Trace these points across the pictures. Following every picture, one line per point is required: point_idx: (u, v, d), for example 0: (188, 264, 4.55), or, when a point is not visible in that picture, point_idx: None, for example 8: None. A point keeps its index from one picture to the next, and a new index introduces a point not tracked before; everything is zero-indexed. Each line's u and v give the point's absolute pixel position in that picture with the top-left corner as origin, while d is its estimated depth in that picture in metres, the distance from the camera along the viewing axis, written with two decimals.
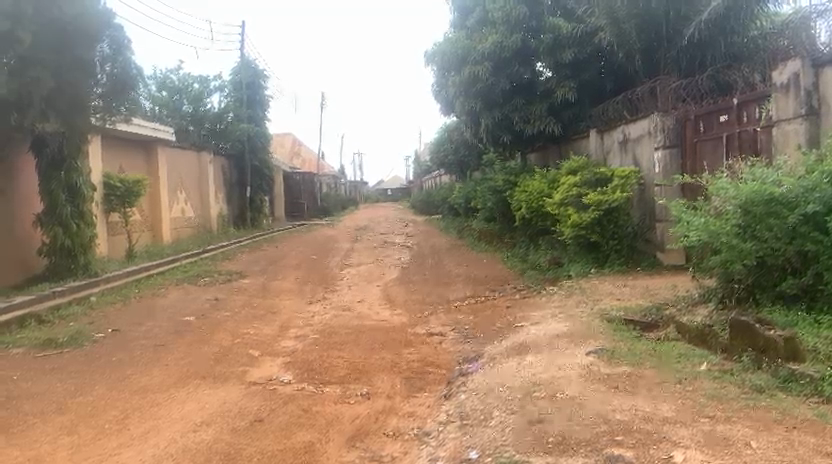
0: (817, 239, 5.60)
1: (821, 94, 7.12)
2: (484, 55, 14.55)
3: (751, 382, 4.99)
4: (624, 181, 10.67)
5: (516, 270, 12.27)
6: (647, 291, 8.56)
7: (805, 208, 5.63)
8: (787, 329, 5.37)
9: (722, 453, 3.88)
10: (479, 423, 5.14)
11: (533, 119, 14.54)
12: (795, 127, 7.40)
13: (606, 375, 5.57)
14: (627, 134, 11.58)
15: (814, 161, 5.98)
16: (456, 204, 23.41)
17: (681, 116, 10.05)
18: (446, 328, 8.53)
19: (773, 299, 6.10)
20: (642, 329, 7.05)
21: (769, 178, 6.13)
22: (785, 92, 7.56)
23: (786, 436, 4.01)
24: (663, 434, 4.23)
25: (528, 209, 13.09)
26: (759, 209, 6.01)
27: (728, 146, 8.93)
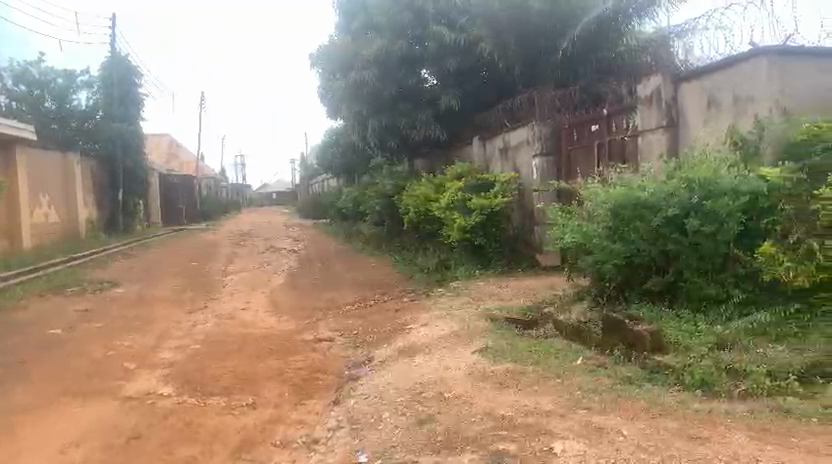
0: (678, 240, 6.14)
1: (678, 108, 7.82)
2: (370, 59, 14.58)
3: (622, 374, 5.34)
4: (506, 187, 11.10)
5: (404, 273, 12.39)
6: (528, 290, 8.95)
7: (667, 212, 6.16)
8: (653, 323, 5.85)
9: (597, 441, 4.13)
10: (369, 427, 5.15)
11: (419, 124, 14.77)
12: (657, 138, 8.05)
13: (491, 373, 5.76)
14: (508, 142, 12.08)
15: (673, 169, 6.56)
16: (344, 207, 23.25)
17: (556, 125, 10.62)
18: (335, 333, 8.46)
19: (641, 295, 6.60)
20: (523, 327, 7.36)
21: (635, 183, 6.59)
22: (648, 105, 8.25)
23: (651, 423, 4.34)
24: (543, 427, 4.44)
25: (415, 213, 13.27)
26: (627, 212, 6.47)
27: (599, 154, 9.55)
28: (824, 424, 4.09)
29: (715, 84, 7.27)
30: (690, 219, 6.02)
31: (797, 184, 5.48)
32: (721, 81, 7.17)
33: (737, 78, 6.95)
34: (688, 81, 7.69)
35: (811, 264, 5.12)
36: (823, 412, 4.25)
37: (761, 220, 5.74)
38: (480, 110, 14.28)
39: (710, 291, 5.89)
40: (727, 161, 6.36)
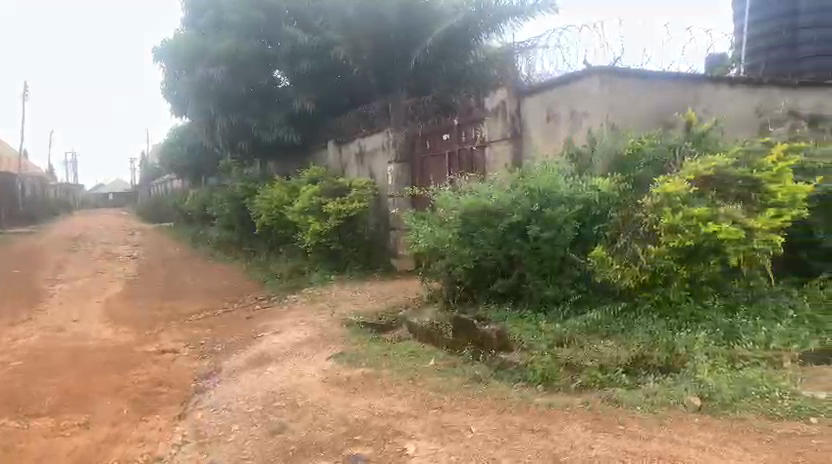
0: (521, 245, 6.50)
1: (522, 121, 8.28)
2: (219, 57, 14.03)
3: (471, 372, 5.56)
4: (361, 192, 11.13)
5: (255, 280, 12.00)
6: (384, 295, 9.06)
7: (511, 218, 6.51)
8: (500, 324, 6.14)
9: (447, 439, 4.27)
10: (217, 440, 4.93)
11: (272, 126, 14.41)
12: (503, 148, 8.48)
13: (346, 378, 5.75)
14: (363, 148, 12.15)
15: (517, 178, 6.91)
16: (191, 210, 22.14)
17: (410, 133, 10.85)
18: (180, 344, 7.99)
19: (488, 297, 6.90)
20: (379, 331, 7.43)
21: (483, 191, 6.88)
22: (495, 117, 8.66)
23: (498, 418, 4.56)
24: (397, 429, 4.50)
25: (267, 217, 12.94)
26: (475, 217, 6.72)
27: (449, 162, 9.91)
28: (646, 411, 4.49)
29: (555, 100, 7.81)
30: (532, 225, 6.39)
31: (622, 194, 6.30)
32: (559, 98, 7.74)
33: (574, 95, 7.60)
34: (530, 96, 8.16)
35: (637, 264, 5.79)
36: (646, 400, 4.63)
37: (593, 227, 6.32)
38: (334, 115, 14.22)
39: (549, 292, 6.31)
40: (564, 170, 6.83)
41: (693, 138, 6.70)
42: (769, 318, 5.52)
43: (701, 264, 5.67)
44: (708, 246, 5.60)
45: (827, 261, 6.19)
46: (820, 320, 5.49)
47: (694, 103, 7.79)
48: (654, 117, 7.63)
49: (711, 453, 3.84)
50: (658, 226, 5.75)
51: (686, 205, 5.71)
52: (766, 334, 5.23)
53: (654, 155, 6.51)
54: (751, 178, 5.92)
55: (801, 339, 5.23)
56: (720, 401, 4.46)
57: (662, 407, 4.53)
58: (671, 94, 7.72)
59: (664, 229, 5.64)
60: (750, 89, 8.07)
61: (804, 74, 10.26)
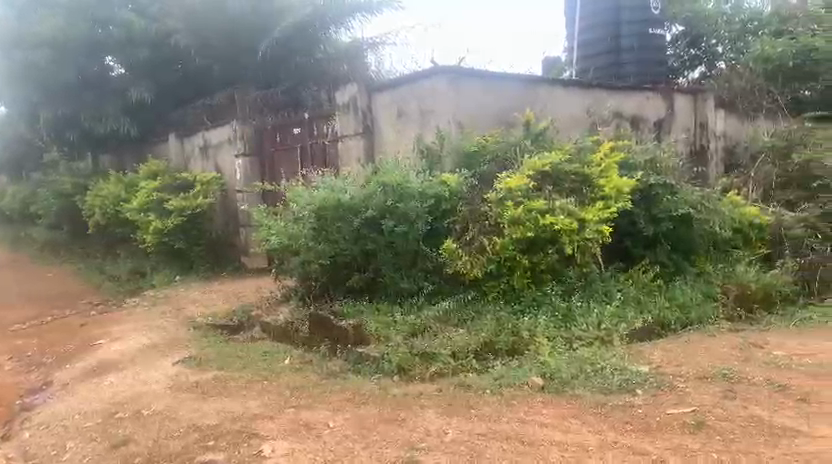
0: (375, 240, 6.55)
1: (373, 116, 8.34)
2: (40, 40, 12.72)
3: (328, 369, 5.53)
4: (207, 187, 10.65)
5: (88, 284, 11.05)
6: (234, 294, 8.75)
7: (365, 214, 6.53)
8: (356, 318, 6.17)
9: (305, 437, 4.21)
10: (50, 460, 4.50)
11: (104, 117, 13.20)
12: (355, 143, 8.50)
13: (196, 383, 5.48)
14: (208, 141, 11.56)
15: (370, 174, 6.94)
16: (10, 209, 19.93)
17: (258, 126, 10.52)
18: (1, 358, 7.17)
19: (344, 293, 6.88)
20: (230, 332, 7.14)
21: (337, 186, 6.85)
22: (346, 111, 8.66)
23: (355, 412, 4.58)
24: (252, 431, 4.37)
25: (102, 215, 11.98)
26: (329, 213, 6.71)
27: (301, 157, 9.76)
28: (496, 393, 4.74)
29: (405, 97, 7.98)
30: (386, 220, 6.45)
31: (469, 189, 6.59)
32: (408, 95, 7.92)
33: (422, 93, 7.84)
34: (380, 91, 8.23)
35: (484, 255, 6.12)
36: (495, 383, 4.89)
37: (444, 221, 6.54)
38: (175, 106, 13.43)
39: (404, 285, 6.41)
40: (414, 167, 7.00)
41: (532, 136, 7.13)
42: (601, 300, 6.03)
43: (541, 253, 6.09)
44: (547, 237, 6.04)
45: (646, 248, 6.80)
46: (643, 301, 6.08)
47: (532, 102, 8.31)
48: (496, 115, 8.06)
49: (553, 428, 4.14)
50: (502, 219, 6.11)
51: (527, 198, 6.13)
52: (598, 316, 5.72)
53: (497, 153, 6.89)
54: (583, 173, 6.45)
55: (628, 320, 5.78)
56: (559, 380, 4.81)
57: (508, 387, 4.81)
58: (512, 94, 8.19)
59: (507, 222, 6.02)
60: (582, 90, 8.73)
61: (627, 77, 11.33)
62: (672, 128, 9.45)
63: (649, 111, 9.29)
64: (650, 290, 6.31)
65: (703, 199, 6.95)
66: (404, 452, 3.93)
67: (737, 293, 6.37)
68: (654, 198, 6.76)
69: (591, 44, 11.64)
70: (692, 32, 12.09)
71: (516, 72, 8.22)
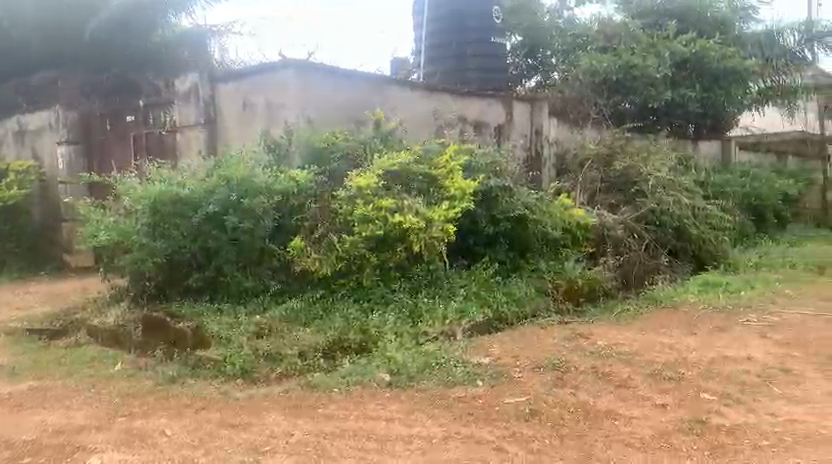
0: (217, 237, 6.24)
1: (216, 107, 7.80)
2: None
3: (164, 374, 5.18)
4: (23, 176, 9.68)
5: None
6: (55, 296, 7.94)
7: (206, 209, 6.21)
8: (195, 319, 5.85)
9: (138, 448, 3.92)
10: None
11: None
12: (196, 135, 7.98)
13: (9, 394, 4.89)
14: (25, 125, 10.34)
15: (212, 168, 6.61)
16: None
17: (85, 112, 9.65)
18: None
19: (182, 293, 6.49)
20: (49, 337, 6.46)
21: (175, 180, 6.46)
22: (186, 100, 8.12)
23: (195, 418, 4.34)
24: (77, 445, 3.97)
25: None
26: (165, 209, 6.30)
27: (135, 147, 9.12)
28: (343, 391, 4.72)
29: (250, 89, 7.71)
30: (229, 216, 6.17)
31: (317, 186, 6.49)
32: (251, 87, 7.67)
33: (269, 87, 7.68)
34: (224, 81, 7.73)
35: (333, 253, 6.10)
36: (342, 381, 4.87)
37: (292, 218, 6.40)
38: None
39: (248, 283, 6.19)
40: (260, 161, 6.79)
41: (380, 135, 7.20)
42: (444, 296, 6.23)
43: (389, 251, 6.19)
44: (395, 235, 6.15)
45: (487, 246, 7.16)
46: (483, 297, 6.38)
47: (380, 103, 8.42)
48: (345, 114, 8.08)
49: (399, 423, 4.20)
50: (352, 217, 6.13)
51: (376, 196, 6.20)
52: (443, 311, 5.92)
53: (345, 150, 6.85)
54: (429, 174, 6.62)
55: (471, 315, 6.03)
56: (404, 375, 4.90)
57: (356, 385, 4.81)
58: (360, 93, 8.24)
59: (357, 219, 6.05)
60: (428, 93, 8.93)
61: (470, 83, 11.83)
62: (511, 134, 9.90)
63: (490, 117, 9.75)
64: (490, 285, 6.64)
65: (538, 201, 7.40)
66: (248, 456, 3.78)
67: (566, 288, 6.87)
68: (493, 200, 7.12)
69: (436, 49, 12.03)
70: (529, 44, 12.88)
71: (366, 71, 8.28)
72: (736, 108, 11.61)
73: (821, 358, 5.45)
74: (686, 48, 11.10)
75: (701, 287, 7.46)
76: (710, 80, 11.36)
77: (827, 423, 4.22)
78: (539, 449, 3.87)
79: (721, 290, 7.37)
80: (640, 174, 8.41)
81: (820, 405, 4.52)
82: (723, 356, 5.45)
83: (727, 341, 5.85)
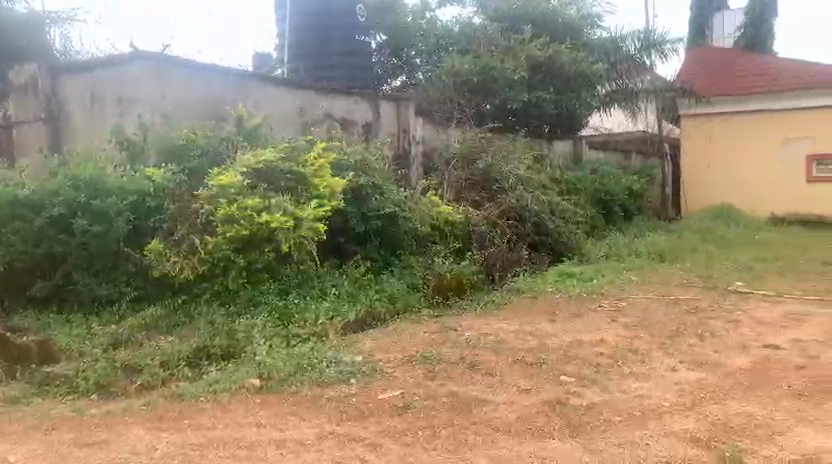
0: (65, 242, 5.77)
1: (59, 100, 7.50)
2: None
3: (6, 394, 4.67)
4: None
5: None
6: None
7: (51, 212, 5.71)
8: (41, 333, 5.35)
9: None
10: None
11: None
12: (36, 131, 7.58)
13: None
14: None
15: (56, 166, 6.08)
16: None
17: None
18: None
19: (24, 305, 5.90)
20: None
21: (13, 181, 5.89)
22: (23, 94, 7.72)
23: (44, 440, 3.96)
24: None
25: None
26: (3, 212, 5.71)
27: None
28: (211, 400, 4.50)
29: (98, 83, 7.42)
30: (78, 219, 5.71)
31: (177, 185, 6.13)
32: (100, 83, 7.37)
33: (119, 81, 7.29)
34: (66, 73, 7.49)
35: (196, 254, 5.81)
36: (209, 389, 4.65)
37: (149, 220, 6.02)
38: None
39: (101, 291, 5.77)
40: (111, 160, 6.40)
41: (244, 133, 6.97)
42: (316, 297, 6.15)
43: (257, 252, 6.02)
44: (262, 235, 5.97)
45: (358, 244, 7.16)
46: (356, 295, 6.38)
47: (244, 98, 8.14)
48: (205, 109, 7.77)
49: (272, 428, 4.08)
50: (215, 218, 5.87)
51: (240, 195, 5.97)
52: (314, 313, 5.83)
53: (208, 147, 6.54)
54: (296, 171, 6.45)
55: (343, 314, 6.00)
56: (277, 379, 4.77)
57: (224, 392, 4.61)
58: (219, 87, 7.90)
59: (220, 220, 5.82)
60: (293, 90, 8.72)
61: (336, 80, 11.77)
62: (379, 132, 9.90)
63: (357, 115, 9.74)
64: (361, 283, 6.66)
65: (406, 199, 7.51)
66: None
67: (436, 283, 7.02)
68: (364, 198, 7.14)
69: (298, 45, 11.85)
70: (394, 43, 13.02)
71: (228, 66, 8.00)
72: (586, 109, 12.46)
73: (663, 337, 5.98)
74: (540, 52, 11.69)
75: (559, 277, 7.93)
76: (563, 83, 12.04)
77: (669, 396, 4.64)
78: (412, 442, 3.92)
79: (577, 280, 7.86)
80: (501, 171, 8.79)
81: (663, 380, 4.96)
82: (580, 340, 5.82)
83: (582, 327, 6.26)
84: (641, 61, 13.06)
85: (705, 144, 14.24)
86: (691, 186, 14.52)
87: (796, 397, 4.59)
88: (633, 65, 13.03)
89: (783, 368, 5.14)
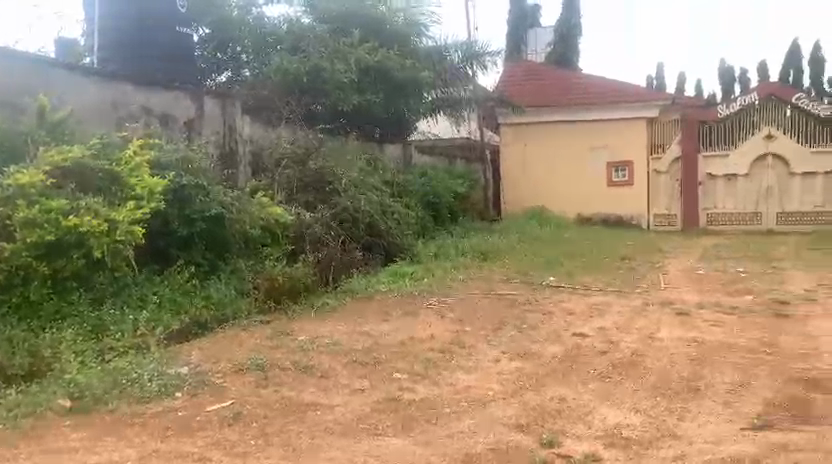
0: None
1: None
2: None
3: None
4: None
5: None
6: None
7: None
8: None
9: None
10: None
11: None
12: None
13: None
14: None
15: None
16: None
17: None
18: None
19: None
20: None
21: None
22: None
23: None
24: None
25: None
26: None
27: None
28: (10, 428, 3.96)
29: None
30: None
31: None
32: None
33: None
34: None
35: None
36: (10, 415, 4.10)
37: None
38: None
39: None
40: None
41: (46, 127, 6.20)
42: (135, 306, 5.73)
43: (63, 259, 5.43)
44: (70, 240, 5.40)
45: (181, 248, 6.75)
46: (181, 303, 6.04)
47: (48, 91, 7.36)
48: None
49: (85, 451, 3.70)
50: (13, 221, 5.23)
51: (44, 196, 5.37)
52: (133, 323, 5.42)
53: None
54: (110, 171, 5.95)
55: (164, 322, 5.67)
56: (91, 398, 4.33)
57: (29, 417, 4.10)
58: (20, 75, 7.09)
59: (19, 224, 5.17)
60: (105, 80, 8.00)
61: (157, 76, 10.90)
62: (202, 130, 9.40)
63: (178, 110, 9.11)
64: (186, 289, 6.33)
65: (233, 199, 7.19)
66: None
67: (266, 287, 6.78)
68: (187, 198, 6.73)
69: (112, 34, 10.91)
70: (218, 37, 12.49)
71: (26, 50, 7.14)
72: (413, 114, 12.89)
73: (486, 331, 6.33)
74: (369, 56, 11.77)
75: (392, 278, 8.07)
76: (392, 87, 12.22)
77: (493, 386, 4.92)
78: (244, 452, 3.77)
79: (409, 280, 8.05)
80: (332, 173, 8.75)
81: (487, 371, 5.25)
82: (411, 338, 5.98)
83: (413, 324, 6.44)
84: (464, 71, 13.85)
85: (521, 151, 15.39)
86: (511, 190, 15.57)
87: (599, 379, 5.10)
88: (455, 74, 13.71)
89: (589, 354, 5.69)
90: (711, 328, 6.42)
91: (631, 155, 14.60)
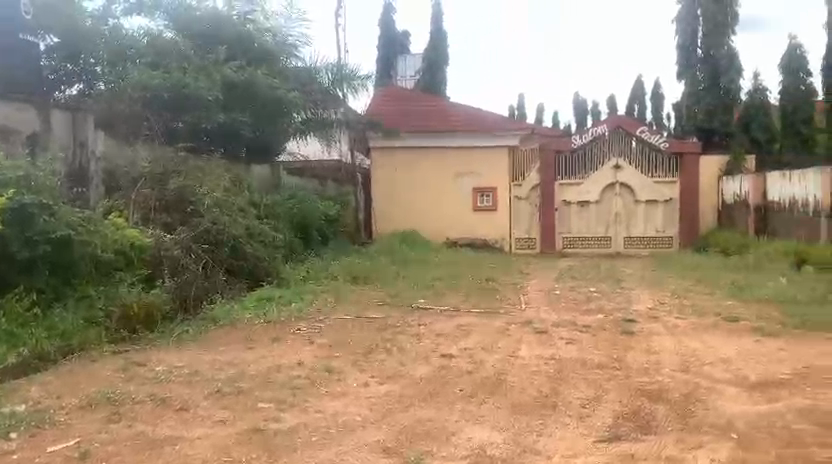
0: None
1: None
2: None
3: None
4: None
5: None
6: None
7: None
8: None
9: None
10: None
11: None
12: None
13: None
14: None
15: None
16: None
17: None
18: None
19: None
20: None
21: None
22: None
23: None
24: None
25: None
26: None
27: None
28: None
29: None
30: None
31: None
32: None
33: None
34: None
35: None
36: None
37: None
38: None
39: None
40: None
41: None
42: None
43: None
44: None
45: (21, 273, 6.20)
46: (17, 335, 5.63)
47: None
48: None
49: None
50: None
51: None
52: None
53: None
54: None
55: None
56: None
57: None
58: None
59: None
60: None
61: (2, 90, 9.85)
62: (50, 145, 8.75)
63: (21, 124, 8.38)
64: (22, 320, 5.83)
65: (82, 220, 6.66)
66: None
67: (120, 315, 6.40)
68: (29, 219, 6.12)
69: None
70: None
71: None
72: (282, 134, 12.70)
73: (356, 355, 6.29)
74: (235, 73, 11.49)
75: (257, 302, 7.86)
76: (261, 109, 12.02)
77: (361, 411, 4.87)
78: None
79: (274, 303, 7.89)
80: (195, 193, 8.31)
81: (356, 396, 5.20)
82: (278, 364, 5.82)
83: (280, 350, 6.27)
84: (334, 93, 13.72)
85: (392, 174, 15.56)
86: (383, 212, 15.71)
87: (466, 399, 5.21)
88: (325, 96, 13.59)
89: (456, 374, 5.80)
90: (568, 346, 6.77)
91: (496, 181, 15.25)
